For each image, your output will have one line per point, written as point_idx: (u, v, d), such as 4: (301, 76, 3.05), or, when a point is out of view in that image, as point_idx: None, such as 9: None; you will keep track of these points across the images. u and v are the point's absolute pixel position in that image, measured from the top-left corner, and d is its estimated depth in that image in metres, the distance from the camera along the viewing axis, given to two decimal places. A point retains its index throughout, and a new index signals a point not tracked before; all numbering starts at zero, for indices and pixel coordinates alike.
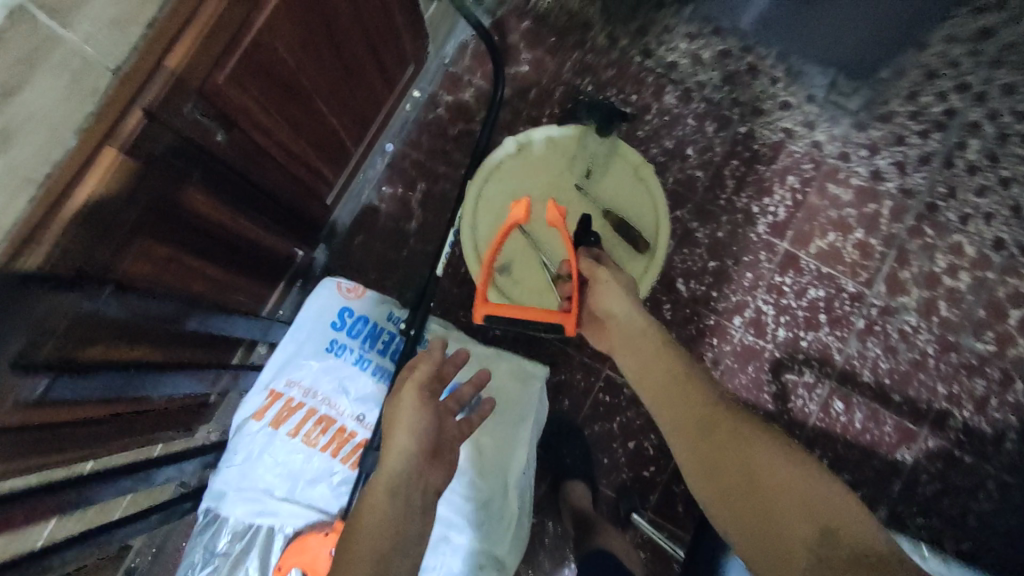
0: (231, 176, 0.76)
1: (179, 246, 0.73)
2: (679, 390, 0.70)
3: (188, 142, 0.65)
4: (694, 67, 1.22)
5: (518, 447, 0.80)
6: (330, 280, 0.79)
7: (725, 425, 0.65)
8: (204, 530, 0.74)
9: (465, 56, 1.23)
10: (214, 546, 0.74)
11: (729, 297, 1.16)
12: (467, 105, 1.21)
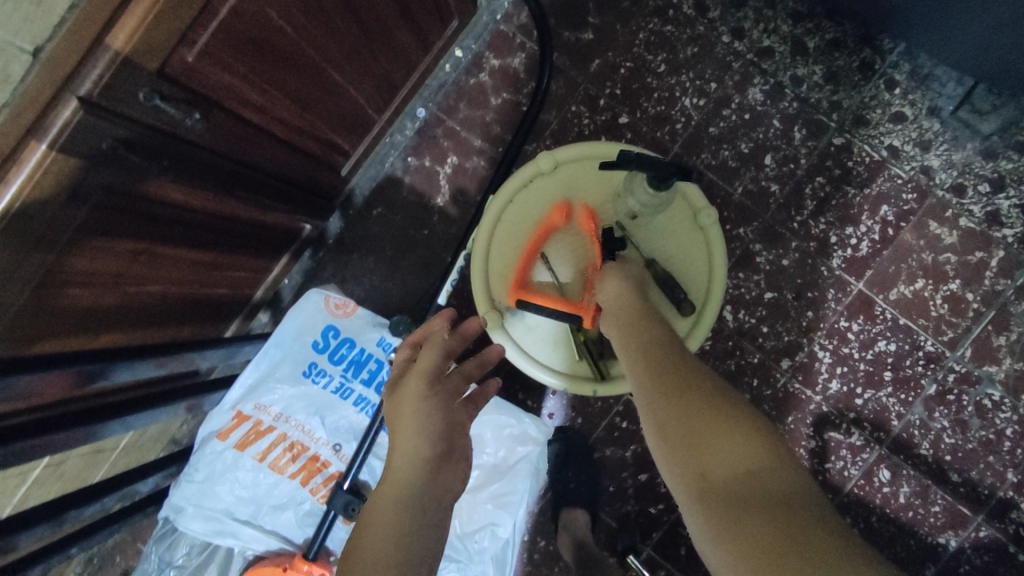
0: (211, 157, 0.68)
1: (146, 238, 0.66)
2: (678, 369, 0.58)
3: (149, 129, 0.57)
4: (794, 56, 1.01)
5: (504, 513, 0.71)
6: (317, 293, 0.73)
7: (724, 418, 0.53)
8: (160, 541, 0.70)
9: (521, 11, 1.04)
10: (169, 558, 0.69)
11: (781, 335, 1.02)
12: (517, 71, 1.05)
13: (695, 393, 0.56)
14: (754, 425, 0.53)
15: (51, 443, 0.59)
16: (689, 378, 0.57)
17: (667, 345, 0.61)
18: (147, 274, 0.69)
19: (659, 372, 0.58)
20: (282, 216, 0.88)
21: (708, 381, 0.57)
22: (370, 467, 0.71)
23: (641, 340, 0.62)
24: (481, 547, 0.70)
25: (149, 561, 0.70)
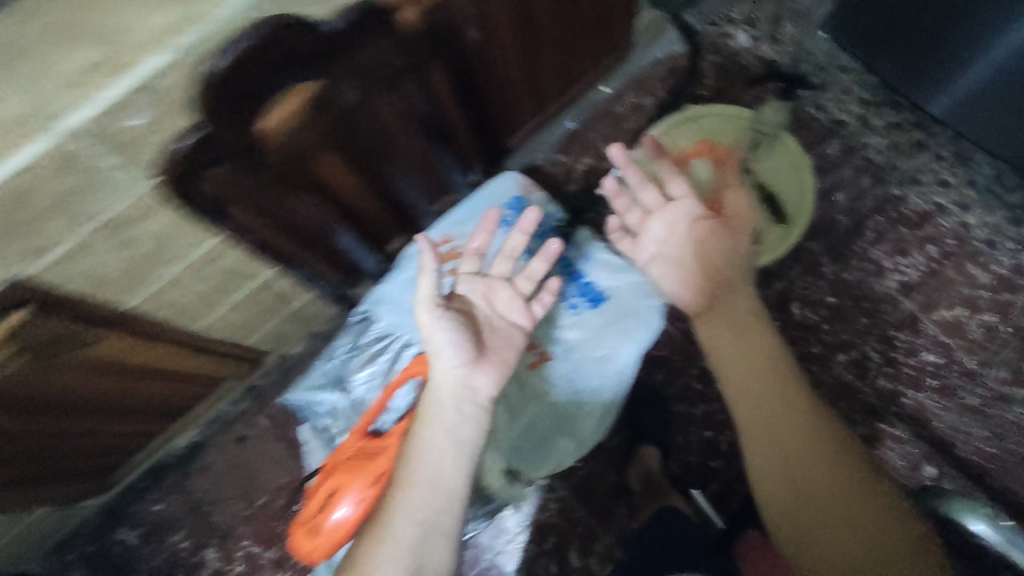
0: (469, 73, 0.98)
1: (411, 107, 0.94)
2: (769, 410, 0.75)
3: (449, 24, 0.87)
4: (862, 127, 1.32)
5: (625, 341, 0.87)
6: (510, 172, 0.96)
7: (812, 461, 0.72)
8: (356, 325, 0.93)
9: (657, 68, 1.43)
10: (360, 339, 0.92)
11: (839, 333, 1.21)
12: (648, 108, 1.41)
13: (786, 432, 0.74)
14: (836, 459, 0.73)
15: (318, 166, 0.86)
16: (779, 419, 0.75)
17: (750, 380, 0.78)
18: (407, 138, 0.98)
19: (755, 410, 0.76)
20: (474, 153, 1.18)
21: (801, 417, 0.75)
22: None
23: (739, 376, 0.78)
24: (600, 356, 0.86)
25: (342, 341, 0.93)
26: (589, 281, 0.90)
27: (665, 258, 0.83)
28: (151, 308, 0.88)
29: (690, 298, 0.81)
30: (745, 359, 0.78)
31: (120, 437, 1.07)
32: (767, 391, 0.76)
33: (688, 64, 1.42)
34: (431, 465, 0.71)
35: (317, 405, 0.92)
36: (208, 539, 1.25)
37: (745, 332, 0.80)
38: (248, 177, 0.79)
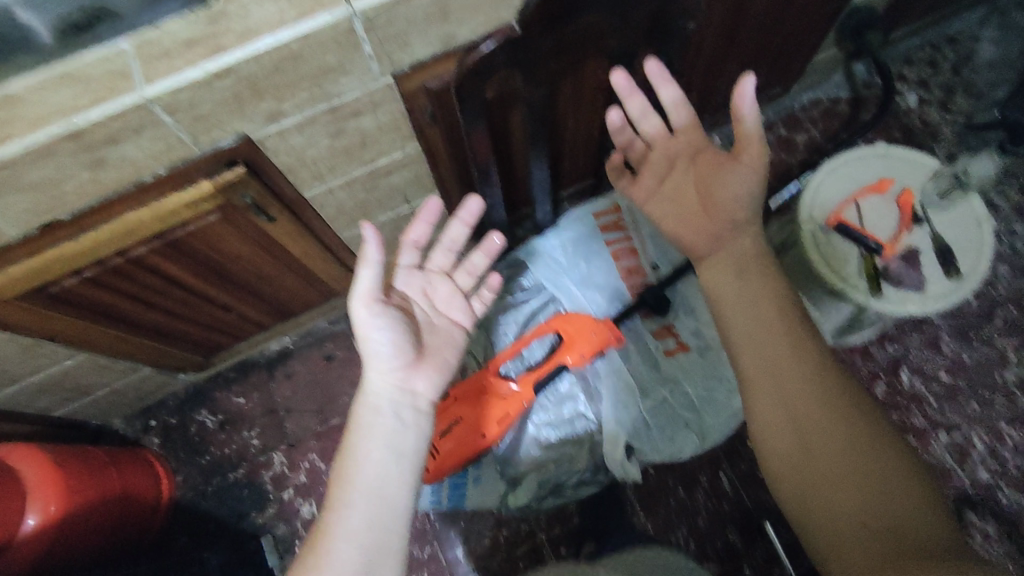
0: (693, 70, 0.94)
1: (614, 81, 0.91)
2: (764, 356, 0.67)
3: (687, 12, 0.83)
4: (1014, 216, 1.29)
5: None
6: None
7: (815, 407, 0.63)
8: (505, 270, 0.93)
9: (815, 109, 1.43)
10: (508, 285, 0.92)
11: (946, 412, 1.19)
12: (798, 144, 1.41)
13: (783, 381, 0.65)
14: (846, 399, 0.63)
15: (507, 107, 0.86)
16: (776, 364, 0.66)
17: (741, 331, 0.69)
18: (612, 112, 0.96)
19: (746, 363, 0.68)
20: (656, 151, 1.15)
21: (800, 354, 0.66)
22: (677, 292, 0.88)
23: (733, 321, 0.70)
24: None
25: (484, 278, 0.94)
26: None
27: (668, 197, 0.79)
28: (326, 203, 0.90)
29: (693, 240, 0.76)
30: (742, 304, 0.70)
31: (239, 321, 1.10)
32: (761, 335, 0.68)
33: (846, 113, 1.42)
34: (372, 483, 0.64)
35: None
36: (275, 444, 1.24)
37: (751, 298, 0.70)
38: (448, 102, 0.80)
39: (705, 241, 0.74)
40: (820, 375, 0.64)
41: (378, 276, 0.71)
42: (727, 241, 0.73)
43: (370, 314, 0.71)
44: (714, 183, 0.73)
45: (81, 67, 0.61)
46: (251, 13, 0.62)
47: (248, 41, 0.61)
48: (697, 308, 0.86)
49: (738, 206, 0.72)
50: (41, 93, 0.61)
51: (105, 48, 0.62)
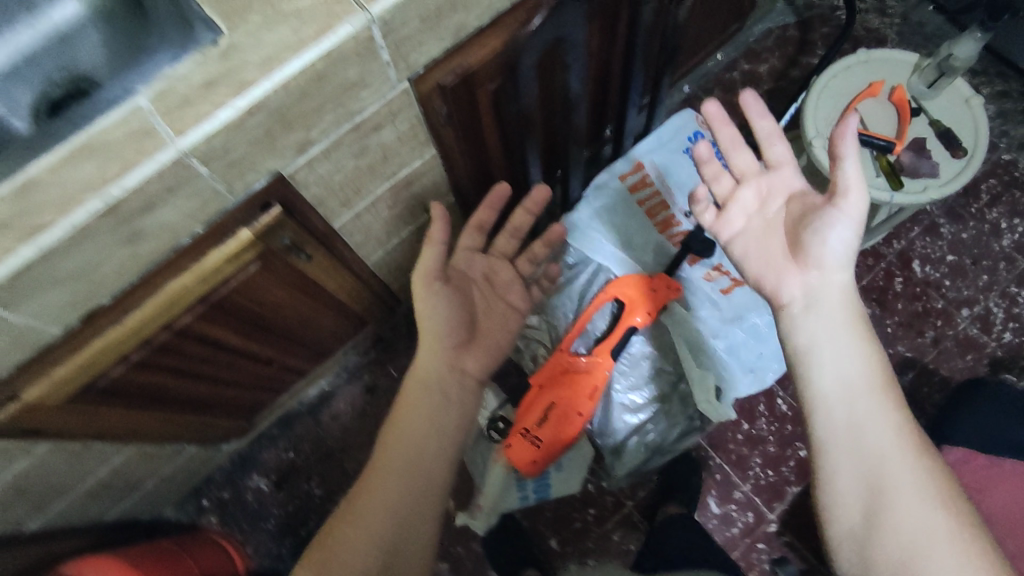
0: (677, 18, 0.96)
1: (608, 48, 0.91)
2: (851, 419, 0.66)
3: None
4: None
5: None
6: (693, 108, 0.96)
7: (900, 479, 0.63)
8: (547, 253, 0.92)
9: (768, 38, 1.49)
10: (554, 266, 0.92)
11: (960, 289, 1.25)
12: (762, 75, 1.47)
13: (870, 448, 0.64)
14: (931, 470, 0.64)
15: (512, 92, 0.85)
16: (864, 428, 0.65)
17: (829, 390, 0.67)
18: (607, 74, 0.97)
19: (832, 427, 0.66)
20: (646, 109, 1.16)
21: (890, 416, 0.66)
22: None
23: (816, 377, 0.68)
24: None
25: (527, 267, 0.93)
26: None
27: (751, 235, 0.77)
28: (354, 229, 0.88)
29: (774, 274, 0.74)
30: (828, 356, 0.68)
31: (279, 374, 1.06)
32: (850, 392, 0.66)
33: (797, 36, 1.48)
34: (413, 456, 0.69)
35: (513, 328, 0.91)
36: (338, 488, 1.20)
37: (842, 343, 0.68)
38: (456, 95, 0.79)
39: (789, 276, 0.73)
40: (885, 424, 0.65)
41: (442, 257, 0.79)
42: (814, 279, 0.71)
43: (429, 286, 0.78)
44: (802, 222, 0.73)
45: (100, 136, 0.57)
46: (265, 40, 0.59)
47: (275, 70, 0.58)
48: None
49: (827, 252, 0.71)
50: (63, 173, 0.55)
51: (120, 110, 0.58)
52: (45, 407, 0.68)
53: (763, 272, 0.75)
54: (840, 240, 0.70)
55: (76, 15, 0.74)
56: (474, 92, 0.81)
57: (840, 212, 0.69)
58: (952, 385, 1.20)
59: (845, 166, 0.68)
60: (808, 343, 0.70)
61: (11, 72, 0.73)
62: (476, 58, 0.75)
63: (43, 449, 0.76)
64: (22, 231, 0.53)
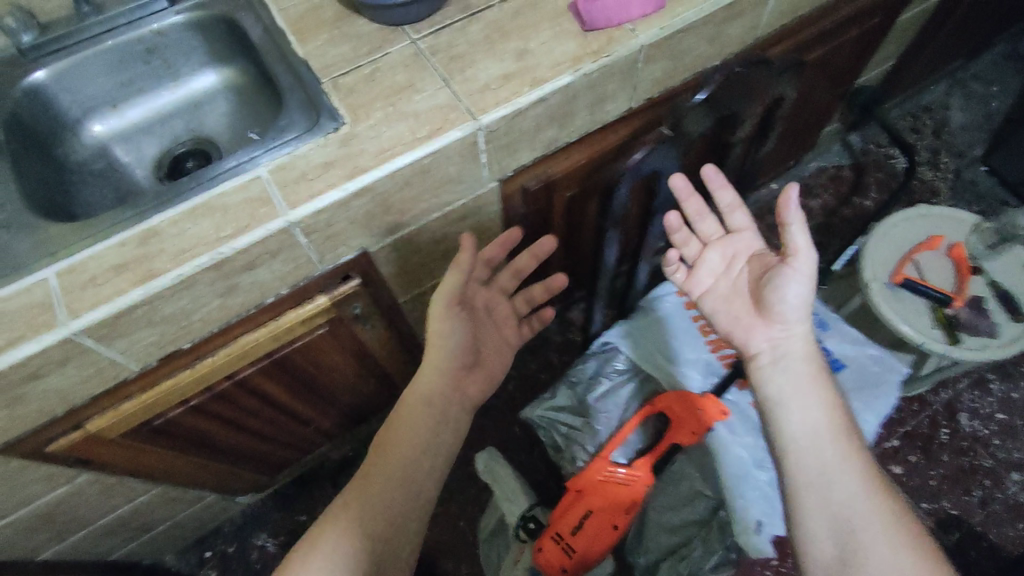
0: (741, 154, 1.03)
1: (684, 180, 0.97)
2: (822, 467, 0.64)
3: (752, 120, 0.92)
4: None
5: (870, 415, 0.89)
6: None
7: (872, 521, 0.61)
8: (598, 354, 0.95)
9: (821, 176, 1.56)
10: (603, 368, 0.94)
11: (1011, 450, 1.21)
12: (813, 209, 1.52)
13: (840, 491, 0.63)
14: (903, 515, 0.62)
15: (586, 200, 0.91)
16: (835, 475, 0.63)
17: (795, 439, 0.67)
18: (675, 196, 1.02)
19: (803, 475, 0.65)
20: None
21: (859, 462, 0.64)
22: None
23: (782, 425, 0.68)
24: None
25: (578, 367, 0.95)
26: (825, 348, 0.94)
27: (719, 294, 0.79)
28: (415, 305, 0.92)
29: (741, 331, 0.75)
30: (795, 408, 0.68)
31: (312, 434, 1.07)
32: (817, 439, 0.66)
33: (850, 178, 1.55)
34: (408, 468, 0.72)
35: (556, 424, 0.90)
36: None
37: (807, 396, 0.69)
38: (537, 199, 0.84)
39: (756, 331, 0.74)
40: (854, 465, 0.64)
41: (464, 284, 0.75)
42: (778, 335, 0.73)
43: (449, 313, 0.75)
44: (761, 280, 0.74)
45: (223, 199, 0.63)
46: (382, 133, 0.67)
47: (387, 160, 0.65)
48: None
49: (786, 307, 0.71)
50: (184, 227, 0.61)
51: (243, 178, 0.64)
52: (105, 438, 0.70)
53: (730, 328, 0.76)
54: (798, 299, 0.71)
55: (212, 86, 0.85)
56: (552, 200, 0.86)
57: (795, 271, 0.70)
58: (1002, 554, 1.13)
59: (794, 233, 0.69)
60: (775, 395, 0.70)
61: (145, 127, 0.84)
62: (559, 165, 0.82)
63: (83, 478, 0.77)
64: (139, 274, 0.59)
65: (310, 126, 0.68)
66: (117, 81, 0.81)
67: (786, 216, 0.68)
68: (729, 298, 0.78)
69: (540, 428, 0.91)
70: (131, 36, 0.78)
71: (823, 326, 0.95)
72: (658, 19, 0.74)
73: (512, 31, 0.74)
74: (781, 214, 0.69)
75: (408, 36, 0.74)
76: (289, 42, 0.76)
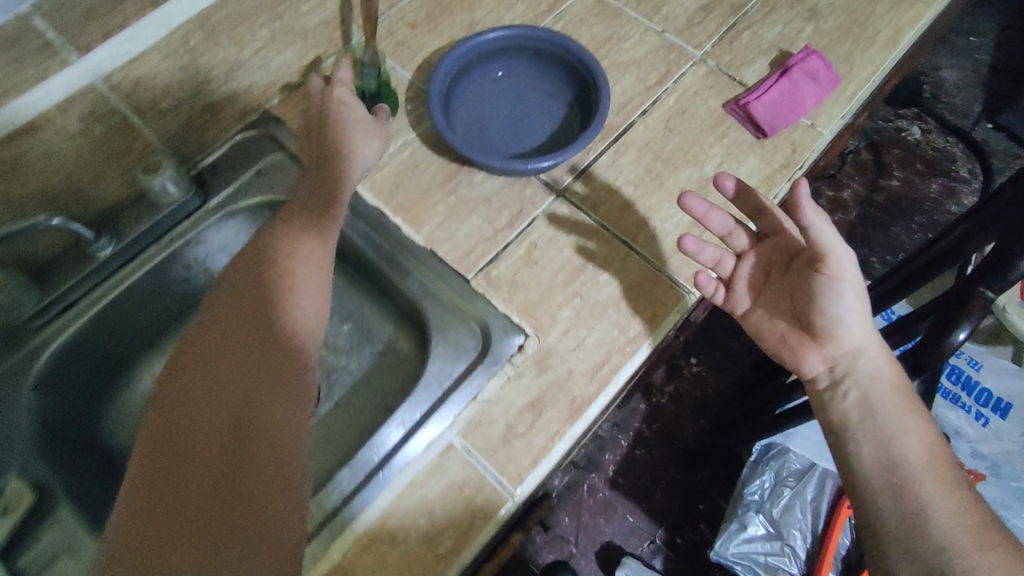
0: None
1: None
2: (902, 512, 0.42)
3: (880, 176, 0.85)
4: None
5: None
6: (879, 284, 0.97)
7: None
8: (770, 461, 0.87)
9: (845, 163, 1.47)
10: (780, 475, 0.86)
11: None
12: (848, 201, 1.43)
13: (929, 538, 0.41)
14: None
15: None
16: (923, 519, 0.41)
17: (864, 477, 0.46)
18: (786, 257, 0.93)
19: (880, 520, 0.43)
20: None
21: (964, 505, 0.41)
22: (932, 419, 0.92)
23: (849, 459, 0.47)
24: None
25: (753, 483, 0.87)
26: (985, 389, 0.91)
27: (765, 313, 0.54)
28: None
29: (783, 351, 0.53)
30: (868, 432, 0.47)
31: None
32: (896, 475, 0.44)
33: (872, 159, 1.47)
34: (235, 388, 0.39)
35: (754, 557, 0.83)
36: None
37: (892, 416, 0.46)
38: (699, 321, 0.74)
39: (808, 352, 0.51)
40: (950, 493, 0.42)
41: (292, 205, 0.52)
42: (838, 355, 0.50)
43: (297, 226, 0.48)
44: (794, 282, 0.52)
45: (419, 493, 0.47)
46: (584, 338, 0.52)
47: (609, 380, 0.51)
48: (962, 428, 0.90)
49: (839, 322, 0.49)
50: (380, 552, 0.46)
51: (365, 465, 0.48)
52: None
53: (767, 348, 0.54)
54: (855, 315, 0.49)
55: None
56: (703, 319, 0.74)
57: (839, 280, 0.48)
58: None
59: (821, 236, 0.48)
60: (841, 425, 0.49)
61: None
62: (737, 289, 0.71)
63: None
64: None
65: (484, 350, 0.52)
66: (150, 313, 0.59)
67: (804, 219, 0.47)
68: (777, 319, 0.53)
69: (737, 564, 0.85)
70: (163, 260, 0.57)
71: (977, 366, 0.92)
72: (835, 106, 0.62)
73: (676, 156, 0.60)
74: (795, 216, 0.48)
75: (550, 188, 0.58)
76: (393, 224, 0.57)
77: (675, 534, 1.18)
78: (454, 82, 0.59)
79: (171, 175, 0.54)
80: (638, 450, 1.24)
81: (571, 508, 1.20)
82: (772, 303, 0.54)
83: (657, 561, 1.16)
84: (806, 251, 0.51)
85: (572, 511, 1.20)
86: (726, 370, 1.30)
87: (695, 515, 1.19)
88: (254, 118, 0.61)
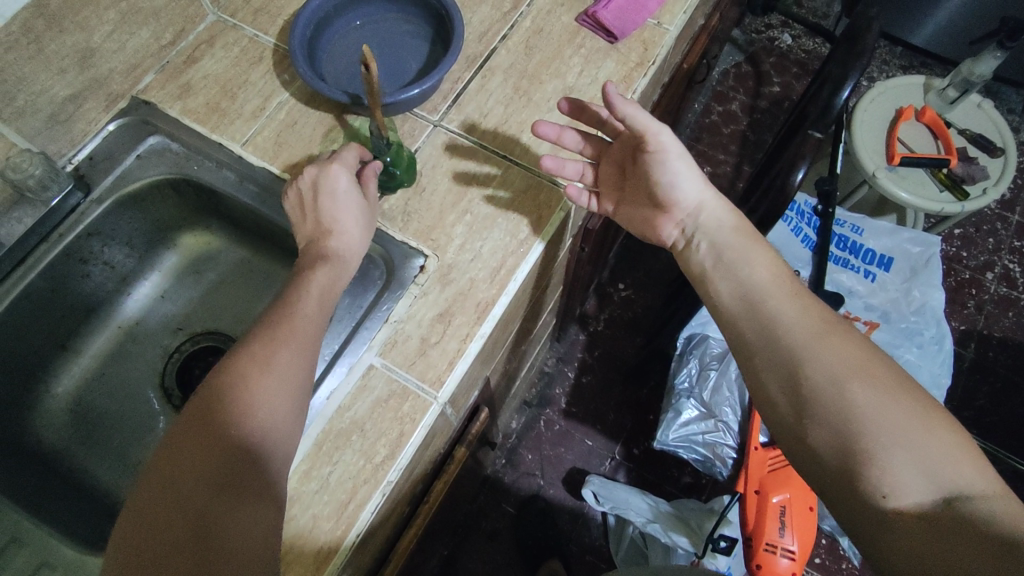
0: None
1: None
2: (760, 328, 0.49)
3: None
4: None
5: (934, 288, 0.97)
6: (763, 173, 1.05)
7: (822, 360, 0.45)
8: (694, 348, 0.93)
9: (728, 78, 1.55)
10: (704, 359, 0.92)
11: (978, 257, 1.34)
12: (736, 112, 1.52)
13: (784, 340, 0.47)
14: (866, 353, 0.45)
15: None
16: (774, 325, 0.48)
17: (727, 310, 0.52)
18: None
19: (743, 340, 0.49)
20: None
21: (803, 310, 0.48)
22: (830, 284, 1.00)
23: (713, 300, 0.53)
24: (921, 307, 0.97)
25: (681, 372, 0.93)
26: (869, 249, 1.01)
27: (626, 203, 0.60)
28: (495, 400, 0.79)
29: (647, 231, 0.60)
30: (722, 271, 0.53)
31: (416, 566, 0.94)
32: (748, 300, 0.50)
33: (751, 69, 1.56)
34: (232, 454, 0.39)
35: (693, 438, 0.92)
36: None
37: (739, 252, 0.53)
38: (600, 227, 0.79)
39: (663, 222, 0.58)
40: (791, 304, 0.49)
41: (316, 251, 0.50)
42: (684, 218, 0.56)
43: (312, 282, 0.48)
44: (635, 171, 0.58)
45: (349, 415, 0.51)
46: (477, 251, 0.56)
47: (508, 281, 0.55)
48: (855, 287, 0.99)
49: (676, 185, 0.55)
50: (322, 474, 0.49)
51: None
52: None
53: (638, 232, 0.61)
54: (685, 175, 0.55)
55: (174, 268, 0.67)
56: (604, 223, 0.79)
57: (662, 151, 0.54)
58: (1012, 344, 1.26)
59: (636, 122, 0.53)
60: (701, 272, 0.55)
61: (112, 355, 0.63)
62: None
63: None
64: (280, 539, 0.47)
65: (389, 277, 0.55)
66: (51, 313, 0.59)
67: (618, 113, 0.53)
68: (637, 207, 0.59)
69: (680, 448, 0.93)
70: (56, 256, 0.57)
71: (859, 232, 1.01)
72: (675, 4, 0.67)
73: (539, 72, 0.64)
74: (610, 110, 0.53)
75: (426, 121, 0.61)
76: (281, 182, 0.59)
77: (633, 446, 1.25)
78: (315, 34, 0.60)
79: (41, 170, 0.54)
80: (585, 377, 1.31)
81: (532, 444, 1.26)
82: (626, 193, 0.59)
83: (620, 474, 1.23)
84: (632, 135, 0.56)
85: (534, 447, 1.26)
86: (653, 288, 1.37)
87: (647, 424, 1.27)
88: (123, 107, 0.62)
